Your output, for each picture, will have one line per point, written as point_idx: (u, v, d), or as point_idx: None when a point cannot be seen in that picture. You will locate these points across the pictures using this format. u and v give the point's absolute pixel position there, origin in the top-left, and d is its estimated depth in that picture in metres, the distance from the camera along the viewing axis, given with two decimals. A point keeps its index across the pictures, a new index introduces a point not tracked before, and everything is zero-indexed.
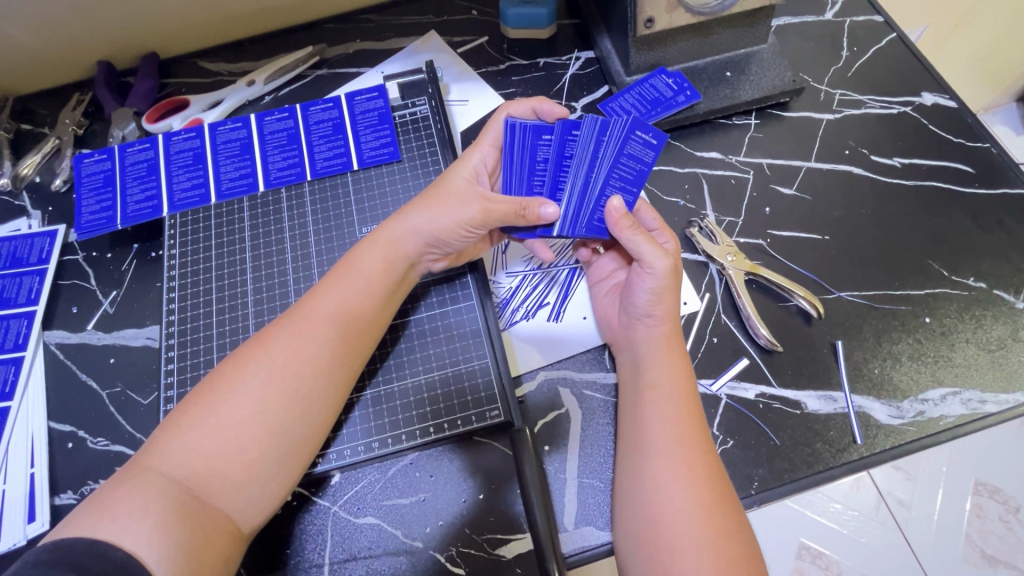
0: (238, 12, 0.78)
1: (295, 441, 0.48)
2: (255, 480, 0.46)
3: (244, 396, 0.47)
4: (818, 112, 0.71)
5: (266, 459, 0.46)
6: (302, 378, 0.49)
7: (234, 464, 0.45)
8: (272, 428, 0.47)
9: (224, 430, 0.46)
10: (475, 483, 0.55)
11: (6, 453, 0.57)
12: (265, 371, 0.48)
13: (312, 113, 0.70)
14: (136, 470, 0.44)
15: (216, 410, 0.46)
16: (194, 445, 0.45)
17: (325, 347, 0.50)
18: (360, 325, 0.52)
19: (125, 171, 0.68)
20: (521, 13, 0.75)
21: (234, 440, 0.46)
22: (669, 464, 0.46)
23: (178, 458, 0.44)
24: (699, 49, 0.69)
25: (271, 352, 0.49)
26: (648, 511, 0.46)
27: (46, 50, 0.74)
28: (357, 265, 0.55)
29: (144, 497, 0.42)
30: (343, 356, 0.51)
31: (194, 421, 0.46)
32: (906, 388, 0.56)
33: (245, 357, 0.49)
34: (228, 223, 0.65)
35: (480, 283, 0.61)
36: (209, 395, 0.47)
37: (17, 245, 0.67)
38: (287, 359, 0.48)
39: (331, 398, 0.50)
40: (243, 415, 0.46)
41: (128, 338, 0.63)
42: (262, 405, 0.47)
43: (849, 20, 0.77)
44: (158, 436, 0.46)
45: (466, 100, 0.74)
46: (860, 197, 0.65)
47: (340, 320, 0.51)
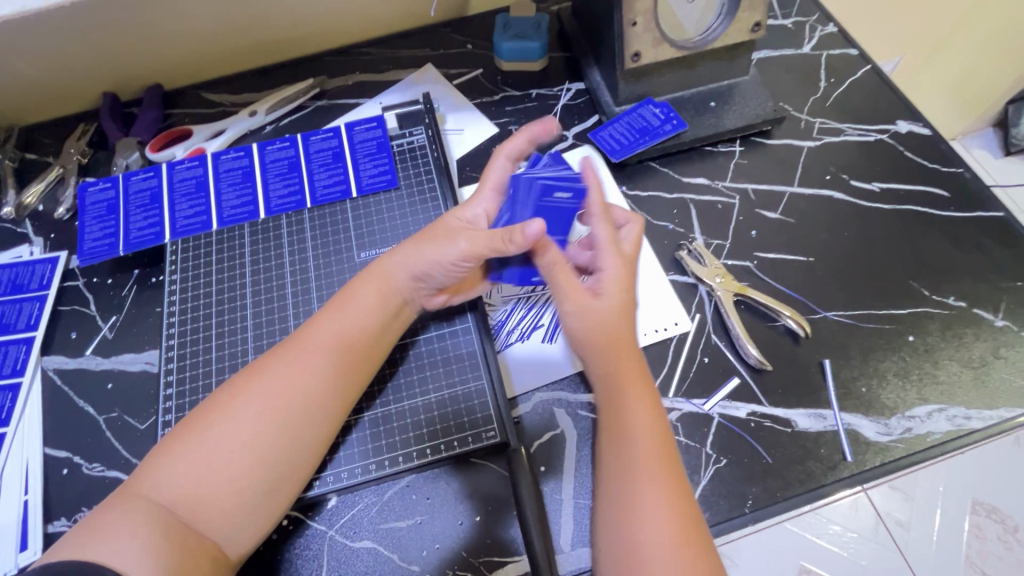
0: (242, 46, 0.81)
1: (284, 468, 0.49)
2: (242, 509, 0.47)
3: (237, 424, 0.48)
4: (800, 140, 0.74)
5: (253, 488, 0.47)
6: (294, 409, 0.50)
7: (221, 490, 0.46)
8: (263, 455, 0.48)
9: (211, 459, 0.46)
10: (471, 505, 0.55)
11: (2, 480, 0.57)
12: (266, 397, 0.49)
13: (313, 142, 0.71)
14: (126, 495, 0.45)
15: (206, 440, 0.47)
16: (183, 473, 0.46)
17: (325, 380, 0.52)
18: (355, 352, 0.54)
19: (128, 199, 0.68)
20: (514, 47, 0.79)
21: (221, 470, 0.46)
22: (639, 462, 0.47)
23: (169, 483, 0.45)
24: (685, 80, 0.72)
25: (268, 380, 0.50)
26: (623, 509, 0.46)
27: (54, 82, 0.77)
28: (354, 298, 0.56)
29: (129, 519, 0.43)
30: (343, 381, 0.53)
31: (184, 449, 0.47)
32: (893, 406, 0.58)
33: (240, 383, 0.50)
34: (228, 248, 0.65)
35: (478, 314, 0.62)
36: (205, 419, 0.48)
37: (18, 271, 0.69)
38: (281, 388, 0.50)
39: (322, 430, 0.51)
40: (233, 443, 0.47)
41: (127, 362, 0.64)
42: (254, 435, 0.48)
43: (826, 53, 0.81)
44: (152, 460, 0.47)
45: (461, 129, 0.77)
46: (843, 220, 0.68)
47: (342, 349, 0.53)
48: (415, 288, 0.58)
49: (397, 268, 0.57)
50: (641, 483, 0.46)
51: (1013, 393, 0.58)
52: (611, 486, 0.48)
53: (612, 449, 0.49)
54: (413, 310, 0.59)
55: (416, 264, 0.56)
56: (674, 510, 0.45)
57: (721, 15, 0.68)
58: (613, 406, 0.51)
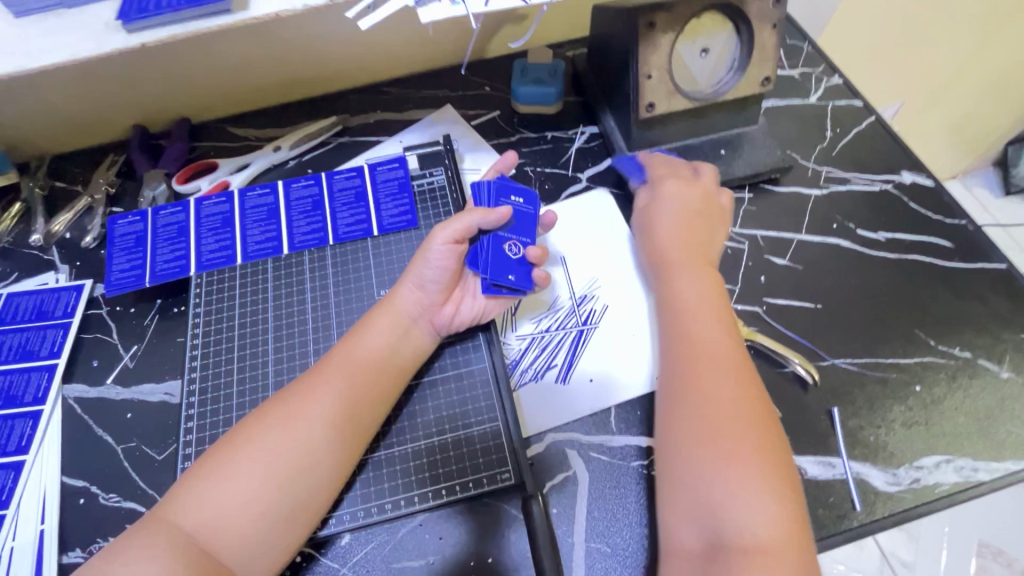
0: (269, 83, 0.84)
1: (302, 495, 0.50)
2: (259, 537, 0.48)
3: (258, 449, 0.50)
4: (807, 188, 0.76)
5: (271, 513, 0.49)
6: (312, 434, 0.51)
7: (242, 518, 0.48)
8: (280, 481, 0.49)
9: (233, 483, 0.48)
10: (484, 547, 0.55)
11: (20, 508, 0.58)
12: (292, 422, 0.52)
13: (336, 181, 0.73)
14: (152, 521, 0.47)
15: (229, 464, 0.49)
16: (206, 499, 0.48)
17: (341, 404, 0.54)
18: (370, 377, 0.56)
19: (156, 232, 0.70)
20: (531, 91, 0.82)
21: (242, 493, 0.48)
22: (723, 392, 0.53)
23: (192, 509, 0.47)
24: (696, 128, 0.75)
25: (290, 408, 0.52)
26: (719, 436, 0.50)
27: (87, 114, 0.80)
28: (370, 327, 0.59)
29: (156, 548, 0.45)
30: (359, 408, 0.54)
31: (208, 474, 0.49)
32: (902, 456, 0.58)
33: (265, 413, 0.53)
34: (252, 283, 0.67)
35: (491, 345, 0.64)
36: (229, 445, 0.50)
37: (43, 298, 0.71)
38: (298, 413, 0.52)
39: (338, 453, 0.53)
40: (253, 468, 0.49)
41: (147, 392, 0.65)
42: (273, 459, 0.50)
43: (832, 103, 0.84)
44: (179, 487, 0.49)
45: (479, 169, 0.79)
46: (850, 268, 0.70)
47: (362, 380, 0.55)
48: (421, 310, 0.61)
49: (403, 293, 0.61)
50: (713, 416, 0.51)
51: (1020, 445, 0.59)
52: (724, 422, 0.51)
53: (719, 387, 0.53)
54: (426, 338, 0.61)
55: (412, 276, 0.61)
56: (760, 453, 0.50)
57: (732, 70, 0.71)
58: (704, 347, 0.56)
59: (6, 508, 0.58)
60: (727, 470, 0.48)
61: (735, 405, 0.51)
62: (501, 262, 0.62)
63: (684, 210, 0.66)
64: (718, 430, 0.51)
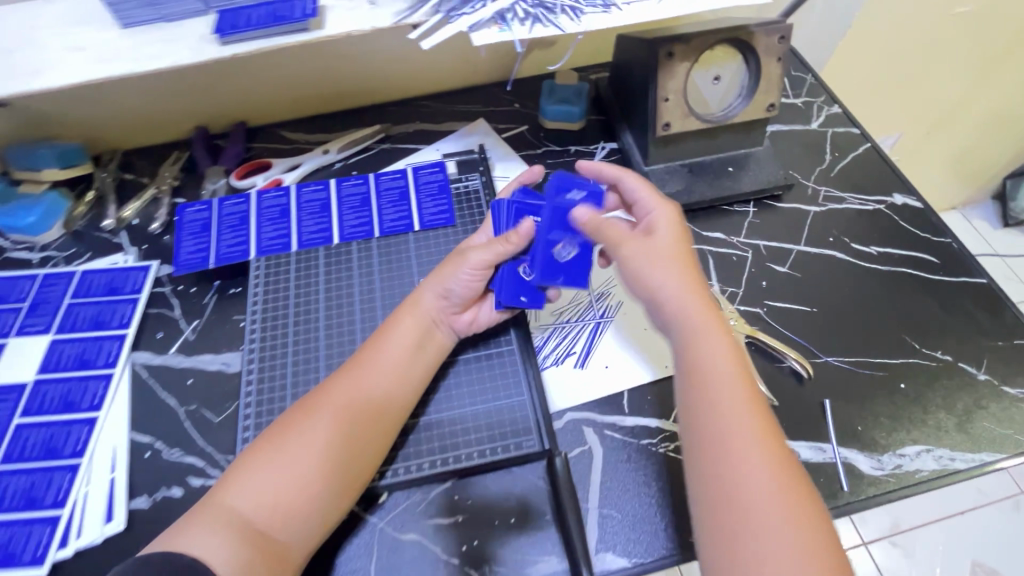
0: (320, 93, 0.93)
1: (345, 477, 0.56)
2: (308, 517, 0.54)
3: (302, 443, 0.55)
4: (806, 205, 0.84)
5: (318, 499, 0.54)
6: (350, 428, 0.57)
7: (291, 503, 0.53)
8: (325, 471, 0.55)
9: (282, 473, 0.54)
10: (508, 507, 0.61)
11: (94, 458, 0.65)
12: (325, 423, 0.57)
13: (383, 181, 0.81)
14: (209, 506, 0.52)
15: (276, 457, 0.55)
16: (258, 487, 0.53)
17: (374, 403, 0.60)
18: (395, 379, 0.62)
19: (221, 220, 0.78)
20: (557, 109, 0.90)
21: (292, 483, 0.54)
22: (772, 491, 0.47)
23: (245, 497, 0.52)
24: (707, 147, 0.83)
25: (325, 406, 0.58)
26: (772, 540, 0.45)
27: (158, 115, 0.90)
28: (395, 334, 0.64)
29: (218, 529, 0.50)
30: (385, 404, 0.61)
31: (260, 464, 0.54)
32: (886, 444, 0.64)
33: (299, 415, 0.58)
34: (306, 267, 0.75)
35: (520, 333, 0.72)
36: (274, 441, 0.56)
37: (115, 276, 0.79)
38: (336, 412, 0.58)
39: (371, 444, 0.59)
40: (299, 462, 0.55)
41: (206, 362, 0.72)
42: (315, 454, 0.55)
43: (831, 130, 0.92)
44: (230, 477, 0.54)
45: (509, 176, 0.87)
46: (844, 277, 0.77)
47: (389, 379, 0.62)
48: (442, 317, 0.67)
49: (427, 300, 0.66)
50: (763, 522, 0.46)
51: (994, 439, 0.65)
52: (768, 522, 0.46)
53: (755, 485, 0.47)
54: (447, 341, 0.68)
55: (437, 286, 0.66)
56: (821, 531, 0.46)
57: (740, 96, 0.79)
58: (730, 450, 0.49)
59: (81, 458, 0.65)
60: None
61: (781, 502, 0.46)
62: (514, 285, 0.69)
63: (679, 259, 0.59)
64: (766, 530, 0.45)
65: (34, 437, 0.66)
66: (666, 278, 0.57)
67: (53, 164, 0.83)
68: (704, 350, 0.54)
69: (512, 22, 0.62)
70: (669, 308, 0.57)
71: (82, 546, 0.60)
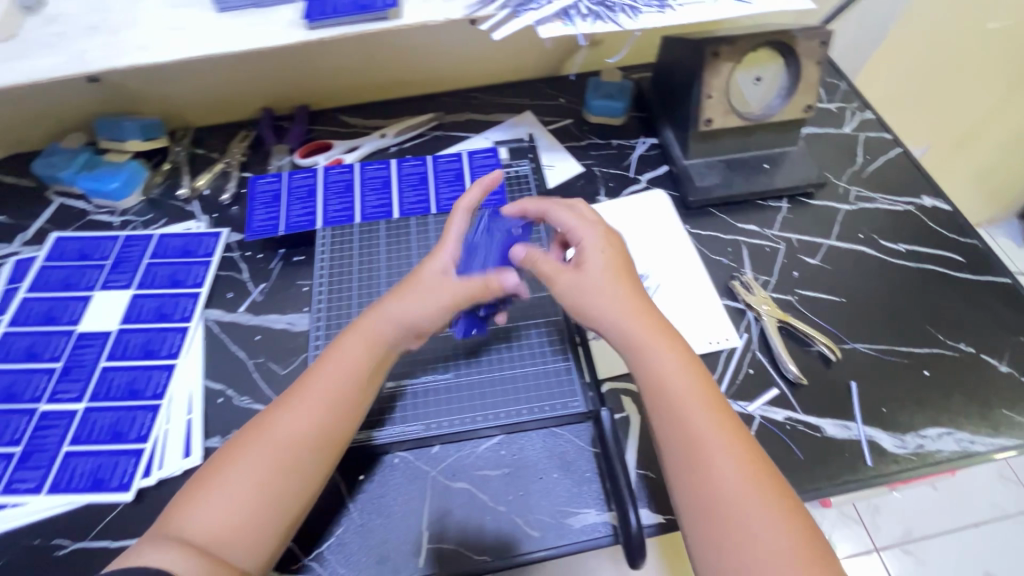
0: (379, 81, 1.00)
1: (288, 500, 0.53)
2: (256, 538, 0.51)
3: (250, 466, 0.53)
4: (838, 203, 0.88)
5: (268, 520, 0.52)
6: (297, 446, 0.55)
7: (239, 523, 0.51)
8: (275, 490, 0.53)
9: (231, 497, 0.52)
10: (552, 463, 0.66)
11: (172, 401, 0.71)
12: (269, 450, 0.54)
13: (440, 163, 0.87)
14: (158, 534, 0.49)
15: (223, 482, 0.52)
16: (208, 513, 0.50)
17: (325, 420, 0.57)
18: (346, 395, 0.59)
19: (291, 192, 0.85)
20: (602, 104, 0.96)
21: (242, 507, 0.51)
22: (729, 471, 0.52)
23: (193, 523, 0.50)
24: (744, 145, 0.88)
25: (273, 428, 0.55)
26: (734, 513, 0.50)
27: (230, 96, 0.97)
28: (346, 349, 0.61)
29: (165, 551, 0.47)
30: (325, 426, 0.57)
31: (209, 490, 0.52)
32: (909, 426, 0.68)
33: (243, 442, 0.55)
34: (369, 238, 0.81)
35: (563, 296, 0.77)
36: (222, 466, 0.53)
37: (188, 240, 0.85)
38: (286, 432, 0.55)
39: (320, 460, 0.56)
40: (246, 485, 0.52)
41: (272, 321, 0.78)
42: (263, 476, 0.53)
43: (863, 134, 0.96)
44: (180, 504, 0.52)
45: (553, 165, 0.92)
46: (872, 272, 0.81)
47: (337, 394, 0.58)
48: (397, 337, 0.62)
49: (383, 318, 0.62)
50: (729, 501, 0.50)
51: (1014, 426, 0.68)
52: (728, 501, 0.50)
53: (709, 469, 0.52)
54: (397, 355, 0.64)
55: (392, 306, 0.62)
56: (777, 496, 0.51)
57: (780, 96, 0.83)
58: (689, 441, 0.54)
59: (161, 399, 0.71)
60: (762, 560, 0.47)
61: (740, 478, 0.51)
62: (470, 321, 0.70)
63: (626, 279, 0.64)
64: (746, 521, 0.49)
65: (119, 378, 0.72)
66: (610, 304, 0.61)
67: (136, 136, 0.91)
68: (656, 371, 0.58)
69: (576, 18, 0.67)
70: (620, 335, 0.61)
71: (163, 477, 0.66)
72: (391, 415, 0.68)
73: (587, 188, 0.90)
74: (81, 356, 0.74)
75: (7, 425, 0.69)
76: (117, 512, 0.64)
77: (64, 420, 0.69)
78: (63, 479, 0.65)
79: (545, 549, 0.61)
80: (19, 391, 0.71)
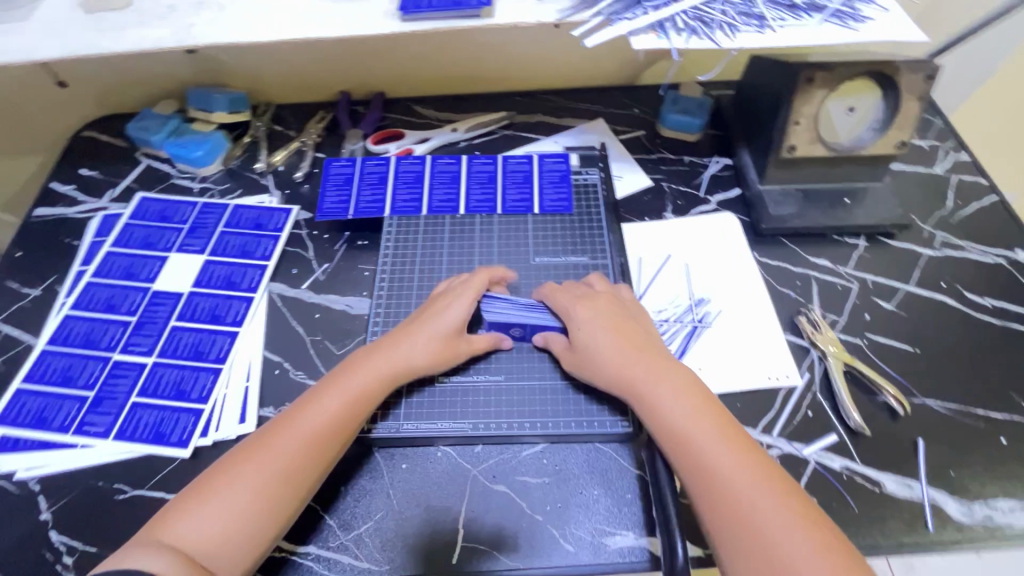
0: (456, 74, 1.01)
1: (280, 518, 0.55)
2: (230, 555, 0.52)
3: (242, 486, 0.55)
4: (920, 247, 0.83)
5: (248, 539, 0.53)
6: (289, 473, 0.56)
7: (222, 538, 0.52)
8: (261, 513, 0.54)
9: (221, 512, 0.53)
10: (591, 480, 0.65)
11: (233, 367, 0.74)
12: (260, 474, 0.55)
13: (509, 164, 0.89)
14: (153, 536, 0.52)
15: (218, 495, 0.54)
16: (198, 525, 0.52)
17: (320, 454, 0.58)
18: (342, 432, 0.60)
19: (362, 177, 0.88)
20: (679, 119, 0.94)
21: (232, 524, 0.53)
22: (753, 493, 0.52)
23: (184, 532, 0.52)
24: (827, 176, 0.84)
25: (270, 451, 0.57)
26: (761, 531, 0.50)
27: (313, 77, 1.00)
28: (348, 382, 0.63)
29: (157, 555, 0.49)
30: (317, 456, 0.58)
31: (205, 503, 0.54)
32: (979, 495, 0.64)
33: (242, 458, 0.57)
34: (433, 230, 0.83)
35: None
36: (220, 477, 0.55)
37: (260, 214, 0.88)
38: (285, 460, 0.57)
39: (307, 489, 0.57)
40: (239, 504, 0.54)
41: (332, 301, 0.80)
42: (256, 496, 0.54)
43: (956, 177, 0.90)
44: (177, 509, 0.54)
45: (620, 176, 0.91)
46: (952, 323, 0.76)
47: (335, 426, 0.60)
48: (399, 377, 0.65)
49: (399, 359, 0.65)
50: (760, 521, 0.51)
51: None
52: (754, 521, 0.51)
53: (730, 495, 0.52)
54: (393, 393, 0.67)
55: (407, 352, 0.65)
56: (799, 518, 0.51)
57: (872, 129, 0.79)
58: (707, 471, 0.54)
59: (223, 364, 0.74)
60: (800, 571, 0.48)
61: (764, 500, 0.52)
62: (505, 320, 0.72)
63: (618, 330, 0.66)
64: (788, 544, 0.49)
65: (187, 339, 0.76)
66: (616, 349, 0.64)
67: (223, 108, 0.95)
68: (664, 414, 0.58)
69: (670, 30, 0.66)
70: (631, 376, 0.61)
71: (219, 439, 0.69)
72: (437, 413, 0.69)
73: (654, 204, 0.89)
74: (154, 313, 0.78)
75: (84, 369, 0.73)
76: (175, 466, 0.67)
77: (135, 371, 0.73)
78: (129, 428, 0.69)
79: (577, 564, 0.60)
80: (96, 339, 0.76)
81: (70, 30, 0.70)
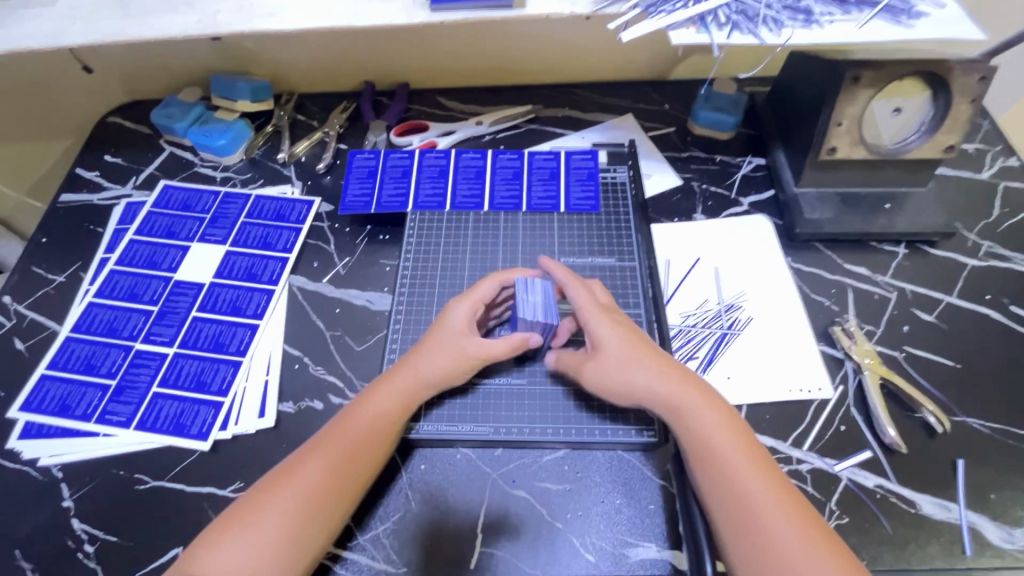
0: (482, 66, 0.99)
1: (321, 540, 0.54)
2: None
3: (269, 516, 0.53)
4: (964, 256, 0.79)
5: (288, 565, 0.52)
6: (320, 497, 0.55)
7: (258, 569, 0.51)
8: (297, 539, 0.53)
9: (252, 545, 0.52)
10: (614, 488, 0.64)
11: (253, 360, 0.74)
12: (287, 499, 0.54)
13: (536, 160, 0.87)
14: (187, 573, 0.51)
15: (246, 527, 0.53)
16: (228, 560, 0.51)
17: (349, 474, 0.57)
18: (366, 449, 0.59)
19: (385, 170, 0.87)
20: (711, 116, 0.90)
21: (265, 553, 0.52)
22: (781, 526, 0.50)
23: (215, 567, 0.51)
24: (867, 180, 0.80)
25: (295, 478, 0.56)
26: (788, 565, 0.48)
27: (337, 66, 0.98)
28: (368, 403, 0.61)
29: None
30: (348, 479, 0.57)
31: (233, 537, 0.52)
32: (1021, 520, 0.61)
33: (266, 488, 0.55)
34: (457, 226, 0.81)
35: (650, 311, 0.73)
36: (246, 510, 0.54)
37: (282, 205, 0.87)
38: (311, 484, 0.55)
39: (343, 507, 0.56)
40: (270, 534, 0.52)
41: (353, 296, 0.79)
42: (286, 524, 0.53)
43: (1004, 183, 0.86)
44: (207, 544, 0.53)
45: (649, 174, 0.89)
46: (997, 338, 0.73)
47: (362, 446, 0.59)
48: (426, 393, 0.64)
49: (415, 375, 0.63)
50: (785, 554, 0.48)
51: None
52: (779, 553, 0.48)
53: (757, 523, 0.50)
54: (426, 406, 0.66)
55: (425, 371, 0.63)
56: (831, 556, 0.48)
57: (919, 131, 0.75)
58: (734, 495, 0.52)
59: (243, 356, 0.74)
60: None
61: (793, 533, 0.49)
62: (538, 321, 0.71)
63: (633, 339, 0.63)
64: None
65: (207, 330, 0.76)
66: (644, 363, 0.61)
67: (246, 96, 0.94)
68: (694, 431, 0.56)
69: (711, 25, 0.63)
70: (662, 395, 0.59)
71: (239, 432, 0.68)
72: (458, 414, 0.67)
73: (683, 204, 0.86)
74: (176, 303, 0.78)
75: (106, 357, 0.74)
76: (194, 459, 0.67)
77: (156, 361, 0.73)
78: (150, 418, 0.69)
79: None
80: (119, 327, 0.76)
81: (95, 16, 0.69)
